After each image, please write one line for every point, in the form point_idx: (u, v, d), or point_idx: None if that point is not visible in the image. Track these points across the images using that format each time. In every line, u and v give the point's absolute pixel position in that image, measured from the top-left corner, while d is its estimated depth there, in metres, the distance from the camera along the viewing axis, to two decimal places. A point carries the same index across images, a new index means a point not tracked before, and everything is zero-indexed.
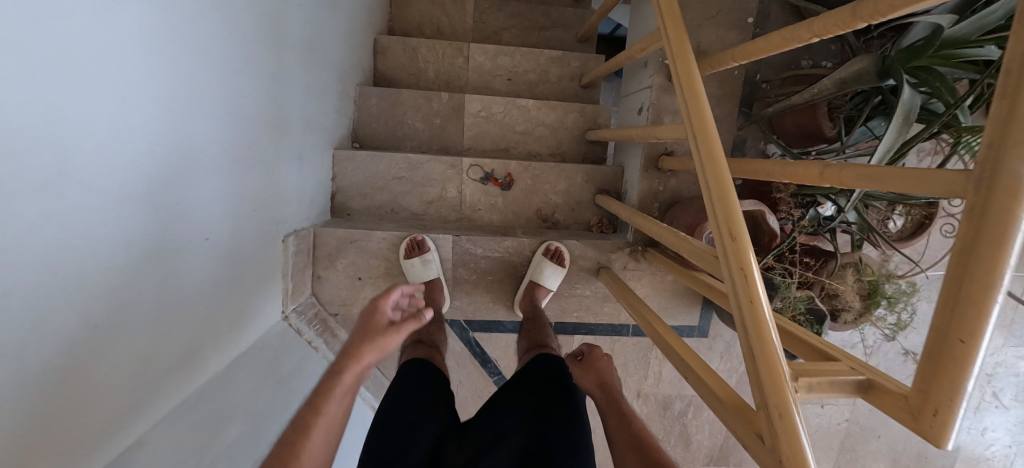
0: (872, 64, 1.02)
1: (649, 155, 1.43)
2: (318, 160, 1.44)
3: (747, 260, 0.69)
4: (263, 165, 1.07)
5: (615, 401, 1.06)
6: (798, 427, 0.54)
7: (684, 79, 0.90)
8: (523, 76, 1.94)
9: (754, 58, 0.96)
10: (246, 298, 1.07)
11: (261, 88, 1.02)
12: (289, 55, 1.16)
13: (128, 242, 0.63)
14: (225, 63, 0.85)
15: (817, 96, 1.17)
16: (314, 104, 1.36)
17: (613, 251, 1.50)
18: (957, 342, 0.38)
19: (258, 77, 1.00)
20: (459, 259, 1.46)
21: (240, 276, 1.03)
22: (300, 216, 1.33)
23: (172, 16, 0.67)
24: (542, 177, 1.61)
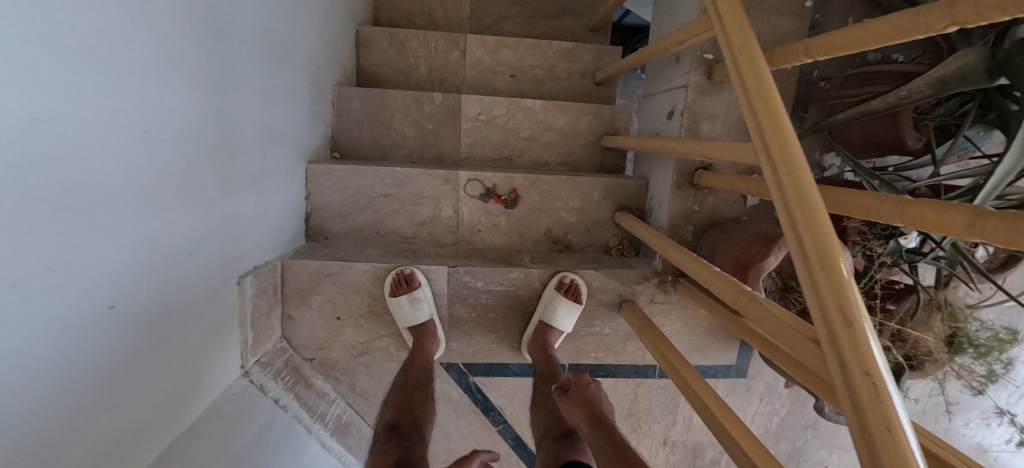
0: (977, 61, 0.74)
1: (683, 169, 1.19)
2: (284, 180, 1.19)
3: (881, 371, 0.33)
4: (201, 195, 0.83)
5: (612, 444, 0.84)
6: None
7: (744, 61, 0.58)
8: (528, 72, 1.69)
9: (837, 51, 0.72)
10: (186, 364, 0.84)
11: (196, 95, 0.77)
12: (241, 54, 0.92)
13: None
14: (135, 68, 0.60)
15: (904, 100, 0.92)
16: (277, 113, 1.11)
17: (638, 282, 1.27)
18: None
19: (190, 82, 0.75)
20: (456, 294, 1.23)
21: (175, 340, 0.79)
22: (262, 249, 1.10)
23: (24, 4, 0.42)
24: (552, 193, 1.37)
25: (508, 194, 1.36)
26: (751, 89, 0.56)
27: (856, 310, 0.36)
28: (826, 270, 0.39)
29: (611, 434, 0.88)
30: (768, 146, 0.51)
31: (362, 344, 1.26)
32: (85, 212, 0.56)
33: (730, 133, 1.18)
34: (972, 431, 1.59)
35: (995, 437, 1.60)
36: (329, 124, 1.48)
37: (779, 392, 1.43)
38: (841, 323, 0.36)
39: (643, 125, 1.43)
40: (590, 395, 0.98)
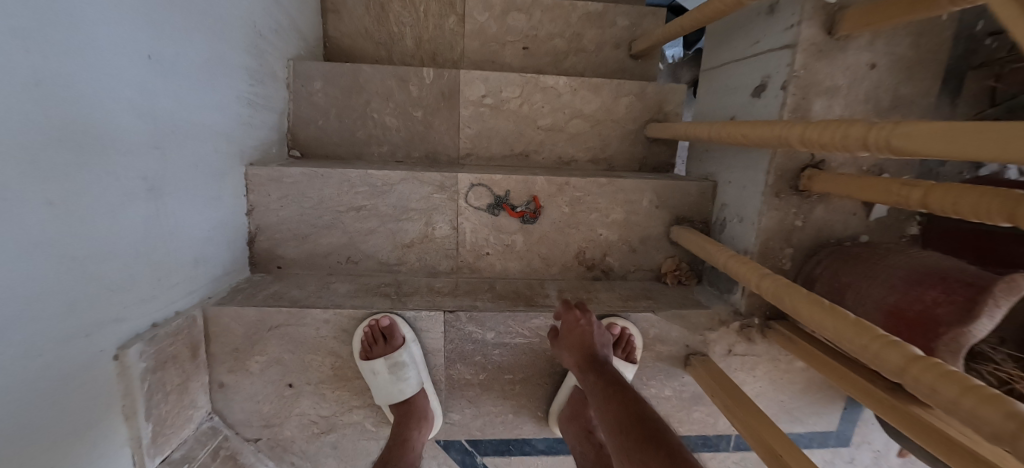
0: None
1: (785, 168, 0.82)
2: (201, 191, 0.81)
3: None
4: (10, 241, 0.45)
5: (605, 383, 0.69)
6: None
7: None
8: (546, 42, 1.31)
9: None
10: None
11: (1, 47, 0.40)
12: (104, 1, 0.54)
13: None
14: None
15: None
16: (181, 95, 0.73)
17: (713, 328, 0.90)
18: None
19: None
20: (458, 351, 0.86)
21: None
22: (155, 298, 0.72)
23: None
24: (586, 201, 1.00)
25: (528, 206, 0.99)
26: None
27: None
28: None
29: (605, 371, 0.72)
30: None
31: (326, 418, 0.90)
32: None
33: (854, 115, 0.81)
34: None
35: None
36: (284, 112, 1.11)
37: (887, 464, 1.08)
38: None
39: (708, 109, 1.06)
40: (582, 328, 0.78)
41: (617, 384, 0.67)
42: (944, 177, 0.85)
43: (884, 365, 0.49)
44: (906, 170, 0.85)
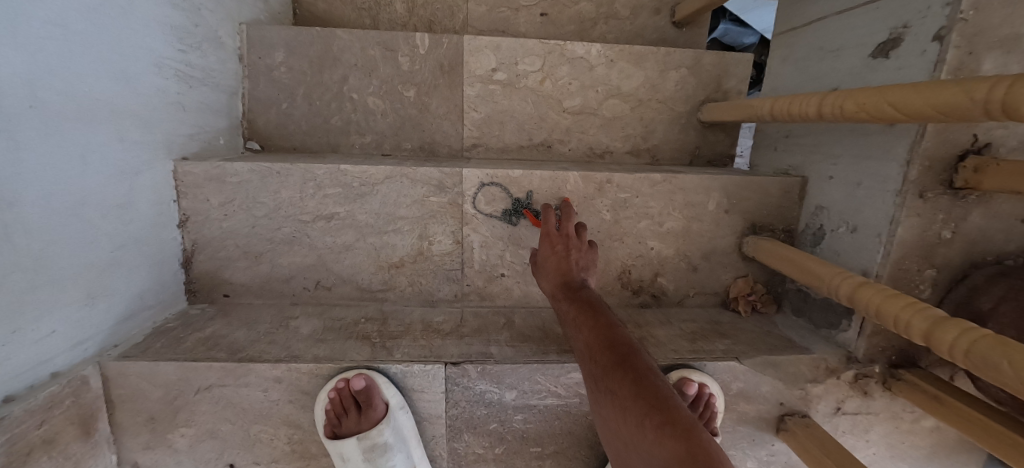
0: None
1: (932, 156, 0.58)
2: (89, 198, 0.54)
3: None
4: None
5: (577, 304, 0.55)
6: None
7: None
8: (570, 6, 1.06)
9: None
10: None
11: None
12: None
13: None
14: None
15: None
16: (38, 45, 0.44)
17: (817, 380, 0.66)
18: None
19: None
20: (465, 418, 0.61)
21: None
22: (9, 373, 0.45)
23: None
24: (633, 205, 0.76)
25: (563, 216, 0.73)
26: None
27: None
28: None
29: (581, 291, 0.57)
30: None
31: None
32: None
33: None
34: None
35: None
36: (237, 92, 0.87)
37: None
38: None
39: (799, 79, 0.85)
40: (558, 250, 0.63)
41: (590, 304, 0.54)
42: None
43: None
44: None
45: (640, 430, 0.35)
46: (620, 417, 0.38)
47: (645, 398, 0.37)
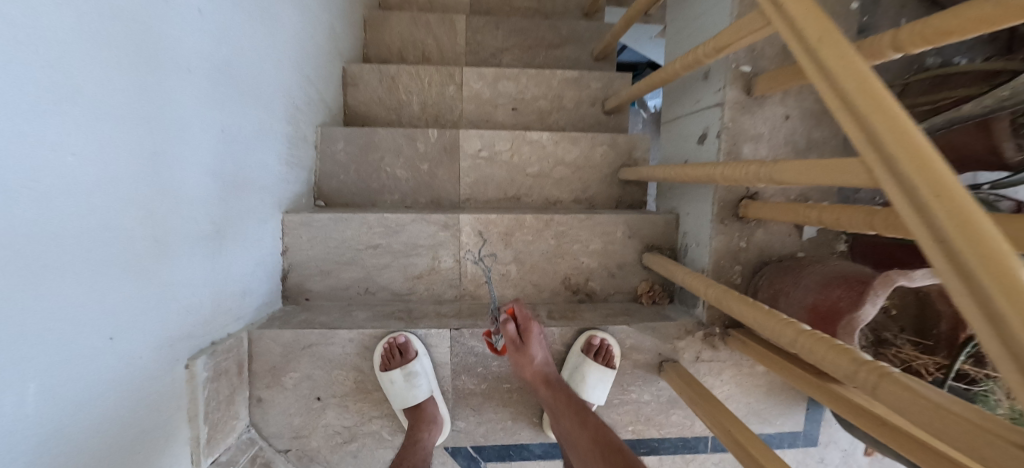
0: None
1: (725, 199, 1.02)
2: (247, 232, 0.99)
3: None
4: (109, 265, 0.61)
5: (560, 394, 0.96)
6: None
7: (817, 70, 0.39)
8: (531, 102, 1.59)
9: (934, 46, 0.52)
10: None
11: (140, 137, 0.65)
12: (177, 89, 0.74)
13: None
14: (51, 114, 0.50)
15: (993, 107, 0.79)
16: (234, 151, 0.92)
17: (680, 337, 1.06)
18: None
19: (124, 117, 0.62)
20: (463, 363, 1.01)
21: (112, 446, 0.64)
22: (217, 321, 0.88)
23: None
24: (570, 234, 1.20)
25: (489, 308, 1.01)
26: (854, 96, 0.33)
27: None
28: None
29: (560, 385, 0.97)
30: (879, 148, 0.30)
31: (348, 430, 1.03)
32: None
33: (778, 156, 1.03)
34: None
35: None
36: (313, 168, 1.34)
37: (858, 462, 1.17)
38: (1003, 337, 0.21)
39: (669, 153, 1.30)
40: (540, 346, 0.97)
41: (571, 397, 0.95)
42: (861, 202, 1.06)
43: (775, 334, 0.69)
44: (826, 198, 1.05)
45: None
46: None
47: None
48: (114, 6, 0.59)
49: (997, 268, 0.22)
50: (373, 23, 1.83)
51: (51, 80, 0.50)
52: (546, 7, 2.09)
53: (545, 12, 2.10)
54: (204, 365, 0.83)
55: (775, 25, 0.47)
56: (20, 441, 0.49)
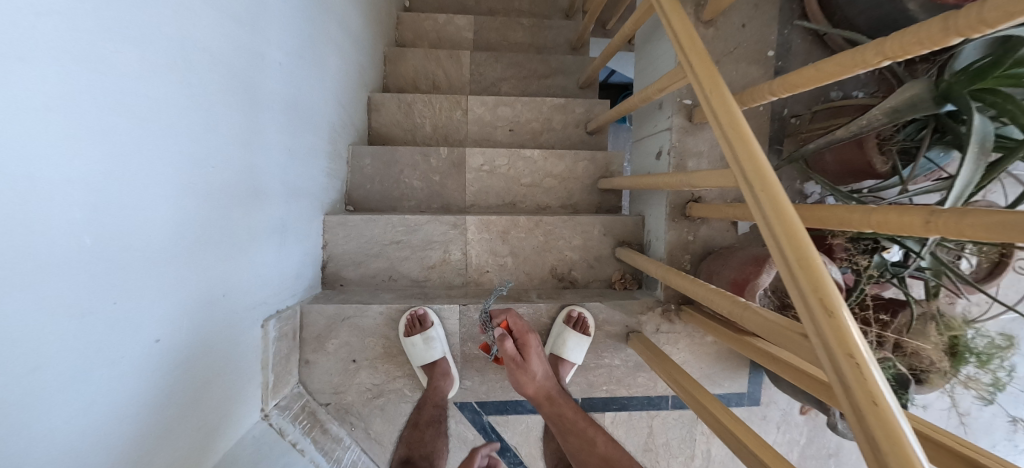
0: (926, 89, 0.90)
1: (675, 202, 1.30)
2: (302, 228, 1.28)
3: (831, 298, 0.53)
4: (224, 242, 0.91)
5: (565, 411, 1.11)
6: (901, 431, 0.42)
7: (727, 124, 0.76)
8: (525, 125, 1.89)
9: (799, 90, 0.88)
10: (224, 402, 0.93)
11: (237, 155, 0.93)
12: (265, 120, 1.04)
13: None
14: (194, 136, 0.78)
15: (862, 129, 1.04)
16: (297, 166, 1.22)
17: (643, 313, 1.32)
18: (874, 403, 0.44)
19: (232, 141, 0.91)
20: (469, 332, 1.28)
21: (215, 372, 0.90)
22: (281, 295, 1.16)
23: (81, 110, 0.55)
24: (556, 232, 1.48)
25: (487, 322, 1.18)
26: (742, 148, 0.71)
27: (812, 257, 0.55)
28: (803, 266, 0.55)
29: (557, 396, 1.13)
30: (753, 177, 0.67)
31: (376, 387, 1.29)
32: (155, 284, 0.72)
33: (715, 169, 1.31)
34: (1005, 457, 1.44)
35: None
36: (345, 181, 1.63)
37: (796, 419, 1.40)
38: (794, 260, 0.56)
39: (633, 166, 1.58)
40: (538, 361, 1.13)
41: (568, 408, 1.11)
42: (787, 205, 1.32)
43: (695, 292, 0.98)
44: None
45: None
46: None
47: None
48: (234, 70, 0.90)
49: (794, 240, 0.57)
50: (391, 58, 2.16)
51: (197, 119, 0.79)
52: (538, 42, 2.44)
53: (538, 46, 2.45)
54: (273, 327, 1.11)
55: (704, 94, 0.85)
56: (175, 348, 0.78)
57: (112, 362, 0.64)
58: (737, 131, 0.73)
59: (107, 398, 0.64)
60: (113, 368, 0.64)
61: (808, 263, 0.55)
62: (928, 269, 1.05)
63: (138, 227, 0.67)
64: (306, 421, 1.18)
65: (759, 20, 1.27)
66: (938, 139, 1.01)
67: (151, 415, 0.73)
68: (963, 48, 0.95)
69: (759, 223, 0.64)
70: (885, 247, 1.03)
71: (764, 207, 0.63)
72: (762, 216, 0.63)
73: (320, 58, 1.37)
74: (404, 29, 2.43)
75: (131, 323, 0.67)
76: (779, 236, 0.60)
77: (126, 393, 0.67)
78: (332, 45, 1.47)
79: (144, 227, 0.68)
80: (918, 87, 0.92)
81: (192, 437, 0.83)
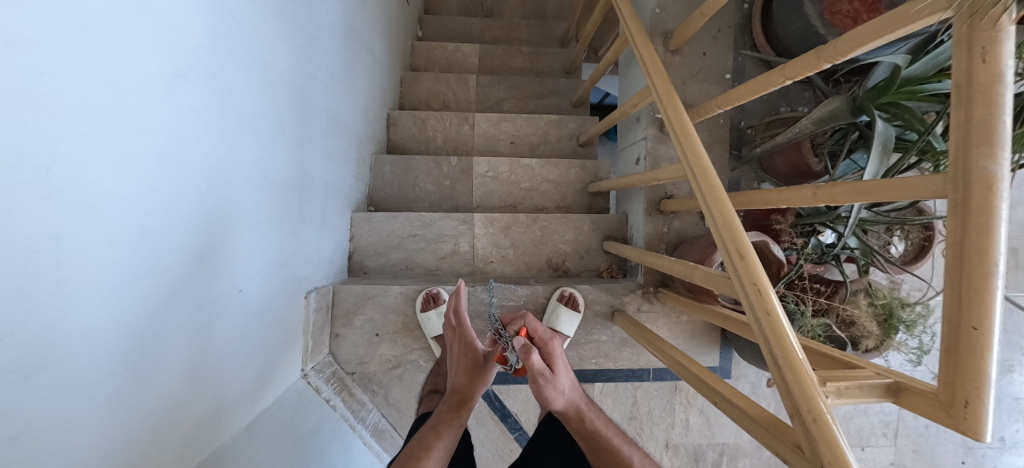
0: (843, 103, 1.12)
1: (650, 199, 1.53)
2: (334, 220, 1.50)
3: (746, 249, 0.77)
4: (284, 221, 1.15)
5: (596, 429, 1.05)
6: (782, 324, 0.68)
7: (678, 128, 1.01)
8: (524, 137, 2.16)
9: (736, 103, 1.12)
10: (279, 354, 1.14)
11: (292, 154, 1.17)
12: (313, 130, 1.29)
13: (149, 278, 0.69)
14: (266, 135, 1.03)
15: (798, 134, 1.27)
16: (332, 166, 1.46)
17: (625, 294, 1.53)
18: (767, 314, 0.69)
19: (290, 143, 1.15)
20: (476, 310, 1.51)
21: (273, 326, 1.11)
22: (320, 274, 1.38)
23: (206, 112, 0.79)
24: (550, 227, 1.71)
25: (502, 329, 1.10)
26: (690, 147, 0.97)
27: (735, 221, 0.81)
28: (729, 228, 0.81)
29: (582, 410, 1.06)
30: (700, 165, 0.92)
31: (395, 358, 1.50)
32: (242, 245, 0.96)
33: None
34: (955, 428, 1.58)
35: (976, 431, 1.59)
36: (368, 184, 1.88)
37: (763, 392, 1.57)
38: (724, 224, 0.82)
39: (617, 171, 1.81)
40: (562, 372, 1.06)
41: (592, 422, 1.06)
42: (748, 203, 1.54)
43: (661, 265, 1.20)
44: None
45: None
46: None
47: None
48: (294, 87, 1.15)
49: (723, 211, 0.83)
50: (407, 81, 2.46)
51: (270, 125, 1.04)
52: (537, 67, 2.75)
53: (536, 70, 2.76)
54: (314, 298, 1.33)
55: (664, 105, 1.10)
56: (251, 299, 1.00)
57: (211, 301, 0.86)
58: (687, 135, 0.99)
59: (212, 323, 0.87)
60: (216, 303, 0.88)
61: (732, 226, 0.80)
62: (857, 250, 1.25)
63: (234, 200, 0.91)
64: (336, 383, 1.38)
65: (717, 49, 1.54)
66: (859, 143, 1.24)
67: (236, 346, 0.95)
68: (874, 71, 1.19)
69: (701, 201, 0.90)
70: (820, 232, 1.25)
71: (704, 189, 0.89)
72: (705, 195, 0.89)
73: (353, 80, 1.65)
74: (418, 56, 2.74)
75: (223, 274, 0.90)
76: (715, 208, 0.85)
77: (223, 323, 0.90)
78: (362, 70, 1.75)
79: (237, 202, 0.93)
80: (837, 101, 1.14)
81: (261, 372, 1.05)
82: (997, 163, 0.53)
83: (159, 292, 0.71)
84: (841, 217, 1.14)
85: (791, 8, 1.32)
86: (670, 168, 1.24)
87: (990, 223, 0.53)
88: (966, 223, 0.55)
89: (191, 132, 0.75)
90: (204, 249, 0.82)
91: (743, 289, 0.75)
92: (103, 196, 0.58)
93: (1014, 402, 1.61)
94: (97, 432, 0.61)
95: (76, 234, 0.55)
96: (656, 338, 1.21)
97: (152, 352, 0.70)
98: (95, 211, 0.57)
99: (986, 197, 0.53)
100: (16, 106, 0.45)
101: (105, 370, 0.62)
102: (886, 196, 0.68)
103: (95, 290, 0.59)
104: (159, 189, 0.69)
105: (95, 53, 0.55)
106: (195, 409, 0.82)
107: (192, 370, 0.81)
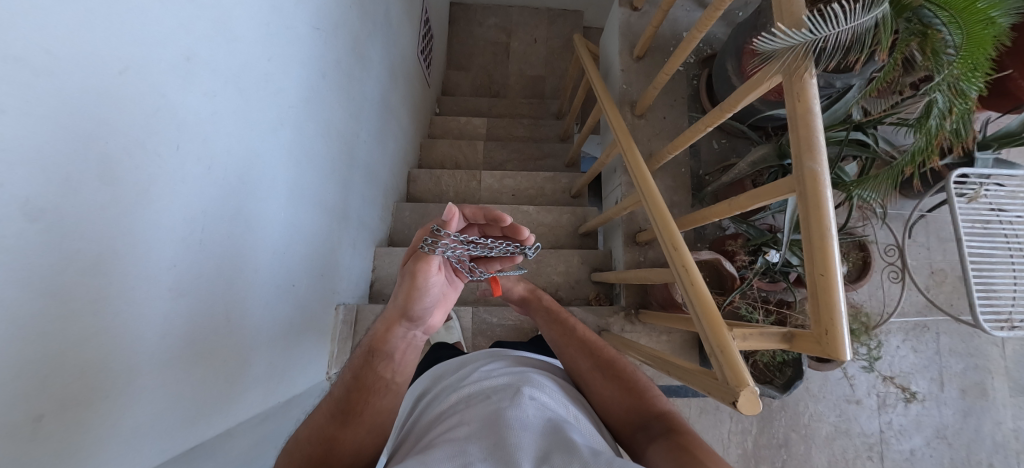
0: (769, 150, 1.41)
1: (627, 233, 1.81)
2: (361, 250, 1.79)
3: (678, 242, 1.02)
4: (326, 242, 1.42)
5: (555, 312, 1.19)
6: (703, 291, 0.89)
7: (635, 167, 1.33)
8: (524, 190, 2.53)
9: (683, 147, 1.43)
10: (309, 348, 1.33)
11: (337, 189, 1.51)
12: (352, 174, 1.64)
13: (245, 248, 0.95)
14: (323, 171, 1.37)
15: (741, 174, 1.59)
16: (361, 210, 1.77)
17: (610, 315, 1.72)
18: (691, 284, 0.91)
19: (337, 181, 1.50)
20: (478, 327, 1.70)
21: (309, 324, 1.32)
22: (348, 293, 1.64)
23: (289, 149, 1.14)
24: (545, 261, 2.00)
25: (433, 229, 0.81)
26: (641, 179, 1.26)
27: (672, 226, 1.06)
28: (667, 230, 1.06)
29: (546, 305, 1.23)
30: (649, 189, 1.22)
31: None
32: (297, 251, 1.22)
33: None
34: (940, 453, 1.62)
35: (963, 456, 1.62)
36: (390, 226, 2.21)
37: None
38: (664, 227, 1.07)
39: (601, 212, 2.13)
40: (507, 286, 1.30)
41: (555, 315, 1.18)
42: (713, 233, 1.78)
43: (637, 276, 1.43)
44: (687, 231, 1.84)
45: (596, 351, 1.01)
46: (585, 355, 1.00)
47: (601, 352, 1.00)
48: (343, 142, 1.53)
49: (664, 221, 1.09)
50: (426, 147, 2.94)
51: (325, 165, 1.39)
52: (536, 135, 3.26)
53: (535, 137, 3.27)
54: (342, 310, 1.58)
55: (625, 151, 1.43)
56: (298, 296, 1.23)
57: (275, 285, 1.10)
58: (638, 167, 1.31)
59: (274, 305, 1.09)
60: (279, 287, 1.12)
61: (668, 227, 1.06)
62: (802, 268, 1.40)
63: (296, 214, 1.21)
64: None
65: (674, 114, 1.95)
66: None
67: (286, 328, 1.16)
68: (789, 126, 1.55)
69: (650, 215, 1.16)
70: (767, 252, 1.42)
71: (651, 205, 1.16)
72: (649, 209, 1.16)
73: (384, 142, 2.08)
74: (436, 127, 3.28)
75: (285, 269, 1.15)
76: (659, 215, 1.12)
77: (280, 308, 1.12)
78: (392, 135, 2.20)
79: (297, 217, 1.22)
80: (766, 148, 1.43)
81: (295, 359, 1.23)
82: (817, 164, 0.81)
83: (248, 262, 0.96)
84: (777, 238, 1.39)
85: (725, 82, 1.73)
86: (629, 198, 1.53)
87: (819, 202, 0.78)
88: (807, 204, 0.80)
89: (279, 158, 1.09)
90: (270, 243, 1.06)
91: (676, 271, 0.97)
92: (231, 184, 0.88)
93: (998, 428, 1.65)
94: (207, 353, 0.82)
95: (214, 205, 0.83)
96: (630, 344, 1.36)
97: (235, 305, 0.92)
98: (198, 189, 0.77)
99: (814, 184, 0.79)
100: (202, 128, 0.76)
101: (151, 315, 0.67)
102: (767, 197, 0.94)
103: (218, 246, 0.85)
104: (258, 190, 1.00)
105: (241, 104, 0.89)
106: (253, 363, 1.00)
107: (260, 334, 1.02)
